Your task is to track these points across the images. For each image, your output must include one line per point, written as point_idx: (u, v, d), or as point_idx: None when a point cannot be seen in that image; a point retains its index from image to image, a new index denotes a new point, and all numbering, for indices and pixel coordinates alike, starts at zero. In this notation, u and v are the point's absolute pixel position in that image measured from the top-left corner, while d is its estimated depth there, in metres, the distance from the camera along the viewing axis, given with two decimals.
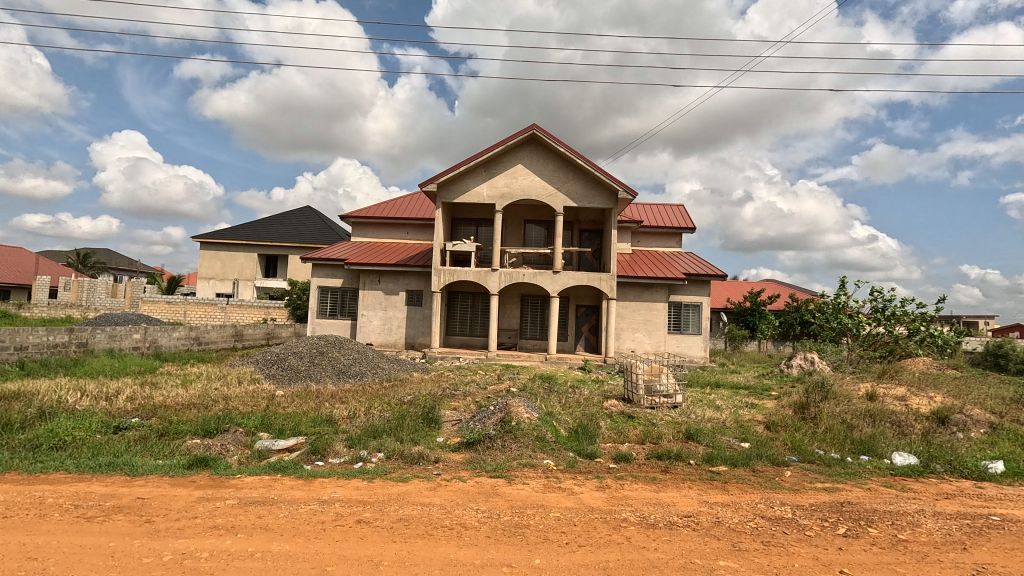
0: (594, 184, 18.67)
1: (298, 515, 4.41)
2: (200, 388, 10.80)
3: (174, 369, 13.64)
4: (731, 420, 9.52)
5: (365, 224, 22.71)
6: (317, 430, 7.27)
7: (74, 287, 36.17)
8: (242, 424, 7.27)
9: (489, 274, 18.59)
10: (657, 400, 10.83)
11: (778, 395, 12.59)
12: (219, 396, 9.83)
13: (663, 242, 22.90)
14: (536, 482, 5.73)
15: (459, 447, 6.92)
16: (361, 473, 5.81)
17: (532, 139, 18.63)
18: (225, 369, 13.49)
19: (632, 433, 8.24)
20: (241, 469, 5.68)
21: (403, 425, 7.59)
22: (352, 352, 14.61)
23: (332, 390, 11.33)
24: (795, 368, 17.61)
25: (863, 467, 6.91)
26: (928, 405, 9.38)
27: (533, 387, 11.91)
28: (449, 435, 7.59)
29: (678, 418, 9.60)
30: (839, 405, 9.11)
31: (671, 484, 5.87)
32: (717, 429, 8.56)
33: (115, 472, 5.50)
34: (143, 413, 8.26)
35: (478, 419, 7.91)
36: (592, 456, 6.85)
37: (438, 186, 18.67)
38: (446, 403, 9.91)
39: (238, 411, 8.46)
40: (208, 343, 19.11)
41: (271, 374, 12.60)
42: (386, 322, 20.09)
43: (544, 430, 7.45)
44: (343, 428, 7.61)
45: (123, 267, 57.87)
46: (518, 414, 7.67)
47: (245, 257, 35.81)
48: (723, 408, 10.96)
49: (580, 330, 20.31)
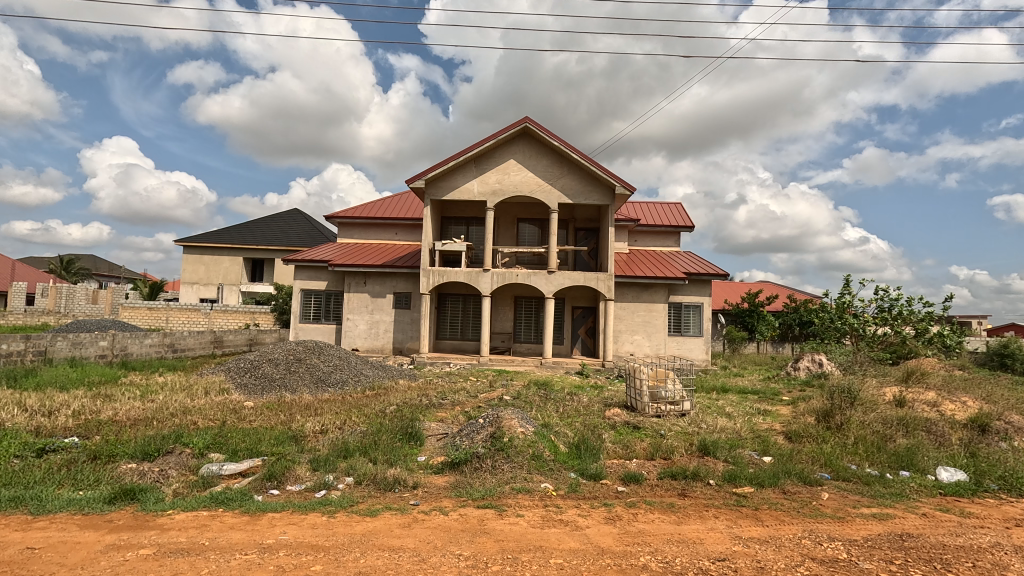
0: (590, 179, 17.81)
1: (229, 571, 3.45)
2: (160, 400, 9.75)
3: (137, 379, 12.54)
4: (746, 429, 8.66)
5: (352, 224, 21.72)
6: (278, 450, 6.28)
7: (52, 294, 35.02)
8: (190, 445, 6.26)
9: (481, 274, 17.65)
10: (663, 408, 9.94)
11: (792, 401, 11.72)
12: (177, 410, 8.82)
13: (661, 241, 22.06)
14: (533, 514, 4.76)
15: (443, 469, 5.97)
16: (323, 505, 4.82)
17: (525, 133, 17.77)
18: (192, 378, 12.41)
19: (640, 447, 7.34)
20: (174, 503, 4.69)
21: (379, 442, 6.62)
22: (333, 359, 13.58)
23: (307, 401, 10.34)
24: (802, 371, 16.80)
25: (907, 486, 6.04)
26: (962, 412, 8.49)
27: (528, 394, 10.98)
28: (432, 453, 6.64)
29: (688, 427, 8.71)
30: (868, 412, 8.18)
31: (693, 513, 4.92)
32: (733, 441, 7.66)
33: (16, 511, 4.48)
34: (82, 431, 7.23)
35: (465, 435, 6.92)
36: (596, 477, 5.93)
37: (426, 182, 17.75)
38: (431, 414, 8.99)
39: (192, 428, 7.44)
40: (184, 349, 18.04)
41: (242, 384, 11.52)
42: (372, 326, 19.11)
43: (540, 446, 6.46)
44: (309, 447, 6.62)
45: (105, 273, 56.41)
46: (511, 428, 6.66)
47: (230, 261, 34.70)
48: (735, 415, 10.09)
49: (577, 332, 19.39)
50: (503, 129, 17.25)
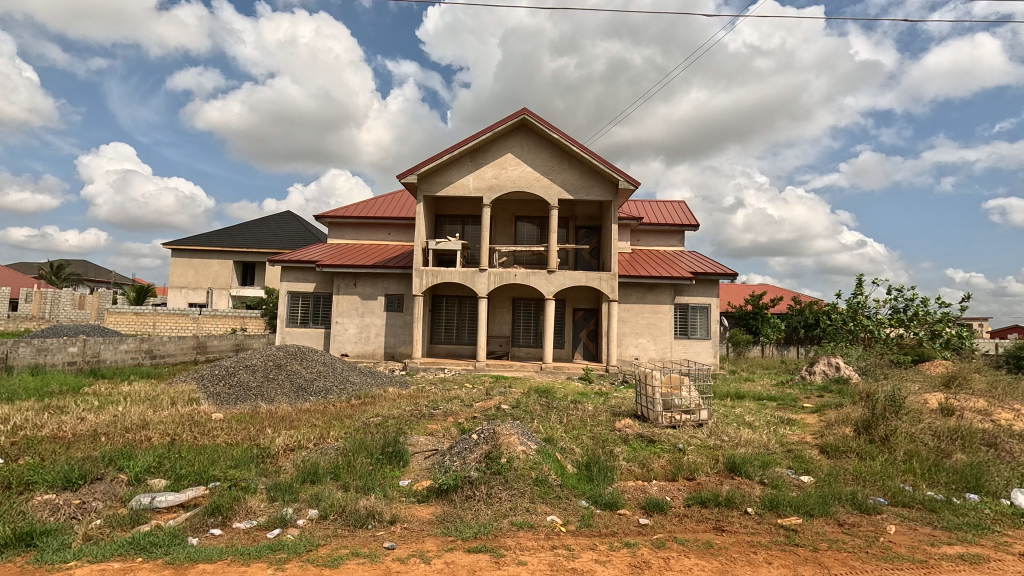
0: (592, 173, 16.87)
1: None
2: (118, 413, 8.70)
3: (102, 388, 11.47)
4: (775, 443, 7.70)
5: (342, 224, 20.73)
6: (232, 475, 5.27)
7: (37, 300, 33.90)
8: (127, 469, 5.25)
9: (476, 275, 16.64)
10: (677, 417, 8.97)
11: (817, 408, 10.74)
12: (133, 425, 7.81)
13: (664, 241, 21.14)
14: (538, 562, 3.76)
15: (428, 498, 4.97)
16: (272, 551, 3.79)
17: (523, 125, 16.84)
18: (161, 387, 11.34)
19: (659, 465, 6.38)
20: (81, 552, 3.69)
21: (354, 463, 5.62)
22: (316, 365, 12.54)
23: (284, 411, 9.32)
24: (818, 375, 15.80)
25: (986, 514, 5.05)
26: (1018, 422, 7.49)
27: (528, 403, 9.95)
28: (418, 476, 5.63)
29: (710, 441, 7.75)
30: (916, 424, 7.19)
31: (739, 558, 3.92)
32: (766, 458, 6.67)
33: None
34: (8, 451, 6.17)
35: (456, 454, 5.94)
36: (613, 506, 4.94)
37: (419, 177, 16.79)
38: (419, 427, 7.98)
39: (139, 447, 6.40)
40: (163, 356, 16.99)
41: (214, 393, 10.47)
42: (363, 330, 18.11)
43: (545, 468, 5.42)
44: (273, 469, 5.63)
45: (94, 279, 55.24)
46: (510, 446, 5.64)
47: (220, 265, 33.64)
48: (758, 426, 9.10)
49: (578, 336, 18.42)
50: (501, 121, 16.30)
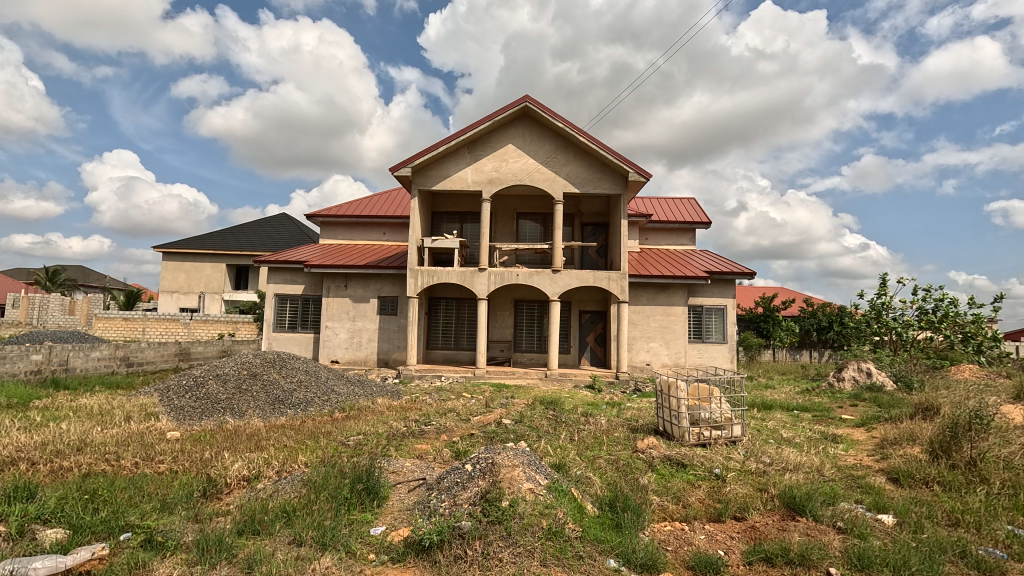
0: (599, 165, 15.65)
1: None
2: (57, 431, 7.46)
3: (55, 400, 10.22)
4: (830, 467, 6.44)
5: (335, 223, 19.54)
6: (151, 522, 4.03)
7: (24, 305, 32.70)
8: (11, 519, 3.98)
9: (476, 275, 15.39)
10: (707, 434, 7.71)
11: (860, 420, 9.42)
12: (67, 447, 6.57)
13: (674, 239, 19.91)
14: None
15: (405, 558, 3.72)
16: None
17: (524, 114, 15.65)
18: (122, 400, 10.08)
19: (697, 500, 5.14)
20: None
21: (312, 506, 4.38)
22: (298, 373, 11.30)
23: (252, 429, 8.07)
24: (847, 382, 14.48)
25: None
26: None
27: (533, 417, 8.71)
28: (395, 521, 4.39)
29: (750, 464, 6.52)
30: (1008, 446, 5.86)
31: None
32: (830, 489, 5.41)
33: None
34: None
35: (445, 490, 4.67)
36: (651, 567, 3.69)
37: (414, 171, 15.56)
38: (405, 449, 6.74)
39: (49, 480, 5.12)
40: (139, 364, 15.73)
41: (177, 408, 9.21)
42: (354, 336, 16.89)
43: (559, 513, 4.14)
44: (212, 512, 4.39)
45: (93, 283, 54.32)
46: (512, 482, 4.38)
47: (212, 267, 32.42)
48: (802, 444, 7.81)
49: (584, 340, 17.19)
50: (501, 109, 15.11)
